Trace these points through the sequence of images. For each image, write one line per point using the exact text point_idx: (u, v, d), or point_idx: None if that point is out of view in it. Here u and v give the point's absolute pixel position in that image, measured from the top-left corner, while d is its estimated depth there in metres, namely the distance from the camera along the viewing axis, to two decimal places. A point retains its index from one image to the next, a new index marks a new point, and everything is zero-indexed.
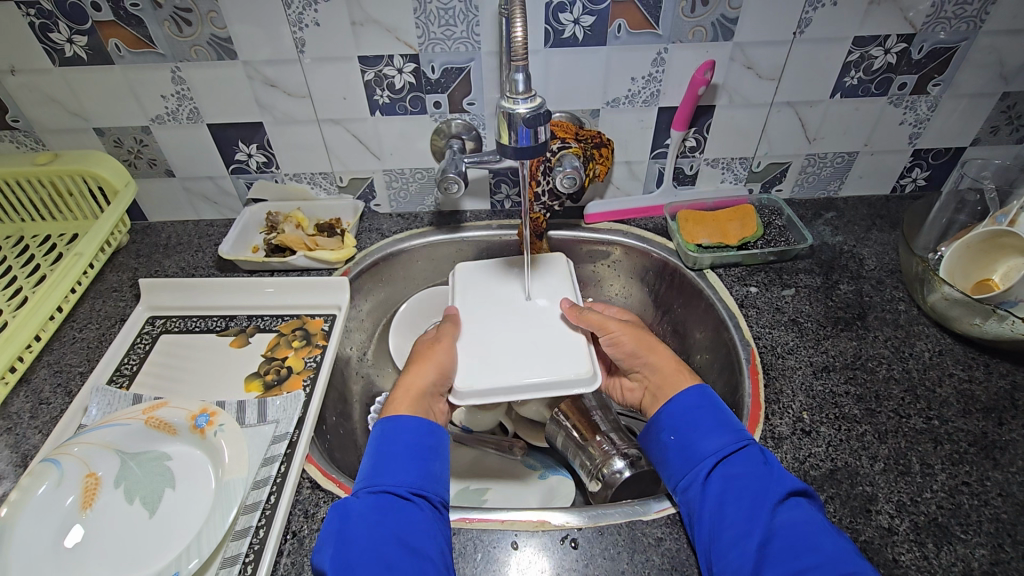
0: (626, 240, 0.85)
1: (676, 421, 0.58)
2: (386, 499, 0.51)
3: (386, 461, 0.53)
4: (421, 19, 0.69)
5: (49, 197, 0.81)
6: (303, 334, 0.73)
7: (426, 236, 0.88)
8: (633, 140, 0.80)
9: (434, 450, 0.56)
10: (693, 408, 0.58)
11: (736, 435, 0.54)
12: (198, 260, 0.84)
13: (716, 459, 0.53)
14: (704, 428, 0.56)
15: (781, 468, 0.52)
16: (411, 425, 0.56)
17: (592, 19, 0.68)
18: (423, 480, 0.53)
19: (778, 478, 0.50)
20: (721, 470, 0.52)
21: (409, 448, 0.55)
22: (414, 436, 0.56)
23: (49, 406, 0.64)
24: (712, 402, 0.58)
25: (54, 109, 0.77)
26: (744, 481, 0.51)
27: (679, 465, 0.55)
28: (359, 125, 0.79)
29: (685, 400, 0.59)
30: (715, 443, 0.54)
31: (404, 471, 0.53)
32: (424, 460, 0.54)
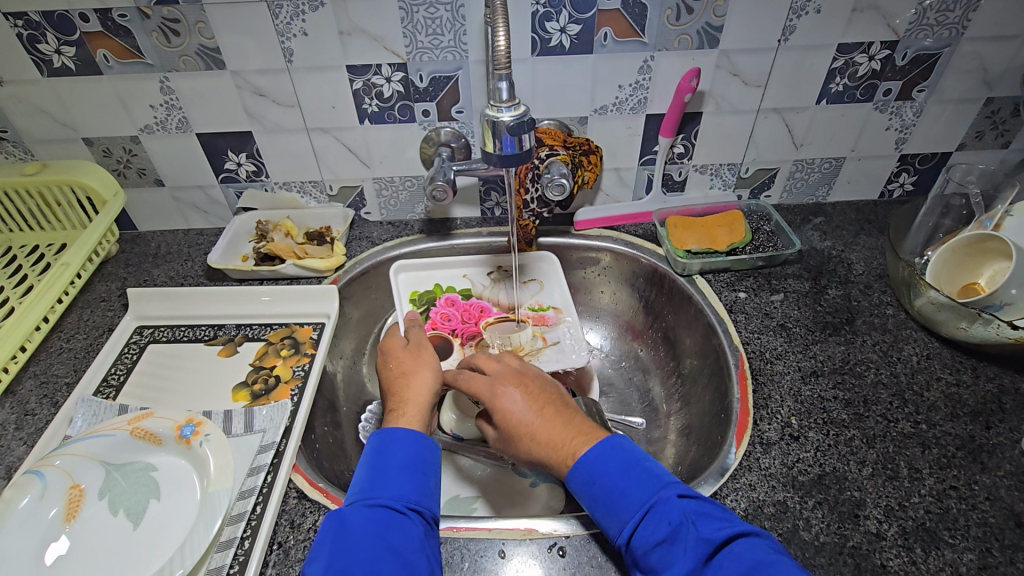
0: (614, 246, 0.85)
1: (582, 489, 0.52)
2: (381, 512, 0.50)
3: (381, 473, 0.53)
4: (408, 28, 0.70)
5: (37, 207, 0.81)
6: (292, 343, 0.72)
7: (416, 243, 0.88)
8: (621, 147, 0.81)
9: (427, 464, 0.56)
10: (587, 478, 0.51)
11: (636, 501, 0.49)
12: (188, 269, 0.84)
13: (626, 538, 0.48)
14: (603, 500, 0.50)
15: (688, 525, 0.46)
16: (405, 436, 0.56)
17: (578, 27, 0.68)
18: (419, 495, 0.53)
19: (686, 546, 0.45)
20: (634, 549, 0.47)
21: (407, 461, 0.55)
22: (408, 448, 0.55)
23: (34, 417, 0.64)
24: (600, 460, 0.51)
25: (43, 119, 0.77)
26: (658, 558, 0.46)
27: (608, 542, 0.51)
28: (348, 134, 0.80)
29: (579, 466, 0.53)
30: (617, 518, 0.49)
31: (398, 486, 0.52)
32: (420, 473, 0.54)
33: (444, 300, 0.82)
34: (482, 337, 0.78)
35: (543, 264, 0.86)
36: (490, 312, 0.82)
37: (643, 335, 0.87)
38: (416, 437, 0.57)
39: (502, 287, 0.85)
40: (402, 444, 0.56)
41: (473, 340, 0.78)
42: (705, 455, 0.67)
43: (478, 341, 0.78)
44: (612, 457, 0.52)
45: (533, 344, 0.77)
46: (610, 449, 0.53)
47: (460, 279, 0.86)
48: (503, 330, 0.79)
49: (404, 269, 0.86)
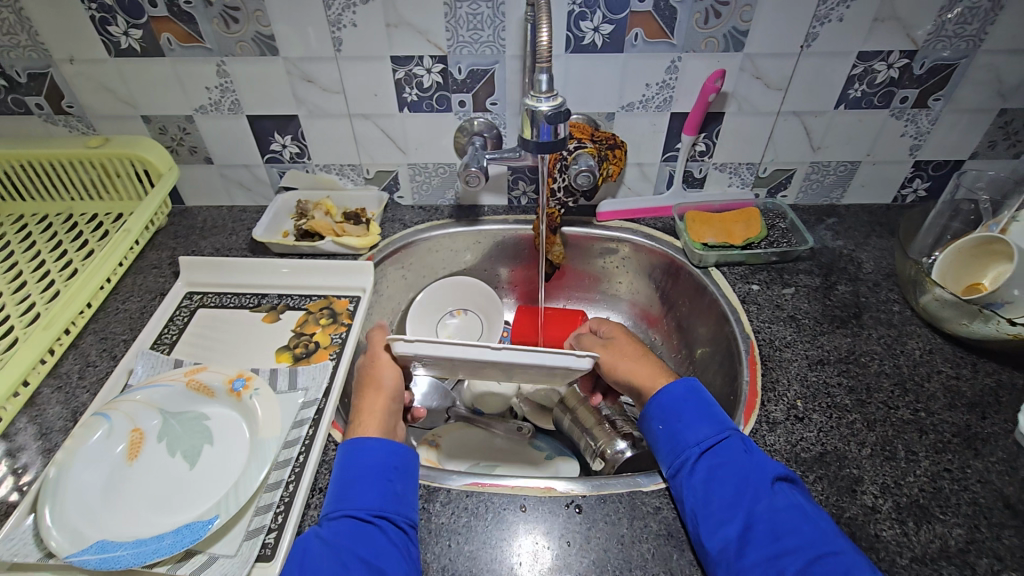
0: (633, 237, 0.88)
1: (663, 410, 0.60)
2: (349, 525, 0.51)
3: (352, 484, 0.54)
4: (451, 23, 0.74)
5: (97, 178, 0.87)
6: (330, 313, 0.77)
7: (446, 227, 0.93)
8: (646, 143, 0.85)
9: (398, 470, 0.56)
10: (677, 399, 0.60)
11: (719, 427, 0.57)
12: (232, 242, 0.90)
13: (700, 449, 0.56)
14: (690, 419, 0.58)
15: (763, 455, 0.55)
16: (374, 444, 0.56)
17: (611, 27, 0.73)
18: (385, 502, 0.53)
19: (761, 466, 0.53)
20: (707, 459, 0.55)
21: (375, 468, 0.55)
22: (374, 455, 0.56)
23: (95, 368, 0.70)
24: (699, 393, 0.60)
25: (108, 97, 0.84)
26: (727, 470, 0.53)
27: (671, 454, 0.57)
28: (388, 121, 0.85)
29: (673, 390, 0.60)
30: (700, 434, 0.57)
31: (363, 494, 0.53)
32: (386, 480, 0.54)
33: None
34: None
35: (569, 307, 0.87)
36: None
37: (659, 323, 0.92)
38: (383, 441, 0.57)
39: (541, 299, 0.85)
40: (371, 452, 0.56)
41: None
42: None
43: None
44: (704, 395, 0.60)
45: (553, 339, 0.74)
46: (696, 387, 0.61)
47: None
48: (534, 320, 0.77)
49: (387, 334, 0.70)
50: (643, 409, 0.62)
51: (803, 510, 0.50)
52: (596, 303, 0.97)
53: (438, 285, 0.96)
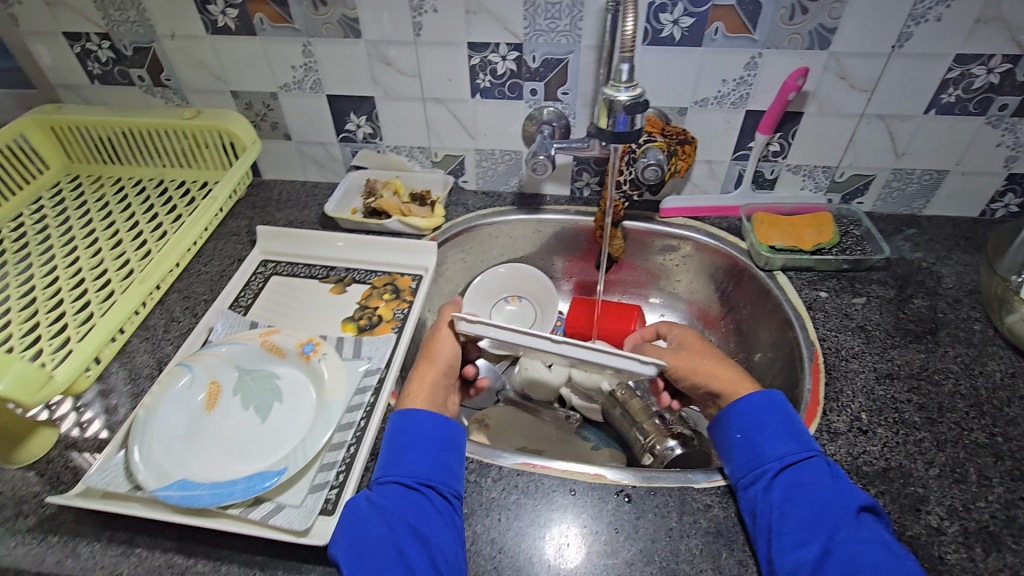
0: (696, 236, 0.87)
1: (744, 420, 0.58)
2: (396, 490, 0.54)
3: (403, 452, 0.56)
4: (529, 11, 0.75)
5: (188, 148, 0.93)
6: (394, 289, 0.80)
7: (507, 213, 0.94)
8: (717, 140, 0.83)
9: (448, 445, 0.58)
10: (760, 410, 0.58)
11: (803, 446, 0.55)
12: (305, 215, 0.94)
13: (781, 465, 0.54)
14: (772, 433, 0.57)
15: (847, 482, 0.53)
16: (425, 416, 0.59)
17: (692, 20, 0.71)
18: (432, 472, 0.55)
19: (846, 493, 0.52)
20: (787, 476, 0.54)
21: (426, 440, 0.57)
22: (426, 428, 0.58)
23: (178, 323, 0.75)
24: (783, 408, 0.59)
25: (202, 72, 0.89)
26: (810, 490, 0.52)
27: (747, 465, 0.56)
28: (460, 106, 0.87)
29: (755, 401, 0.59)
30: (782, 450, 0.55)
31: (414, 463, 0.55)
32: (436, 452, 0.57)
33: None
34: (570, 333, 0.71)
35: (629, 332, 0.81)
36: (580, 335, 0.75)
37: (716, 324, 0.90)
38: (431, 415, 0.59)
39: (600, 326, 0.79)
40: (421, 424, 0.58)
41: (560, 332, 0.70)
42: None
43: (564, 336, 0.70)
44: (788, 410, 0.59)
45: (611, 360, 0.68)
46: (780, 401, 0.60)
47: None
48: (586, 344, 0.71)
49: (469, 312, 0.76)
50: (719, 415, 0.61)
51: (887, 545, 0.48)
52: (652, 299, 0.96)
53: (501, 271, 0.96)
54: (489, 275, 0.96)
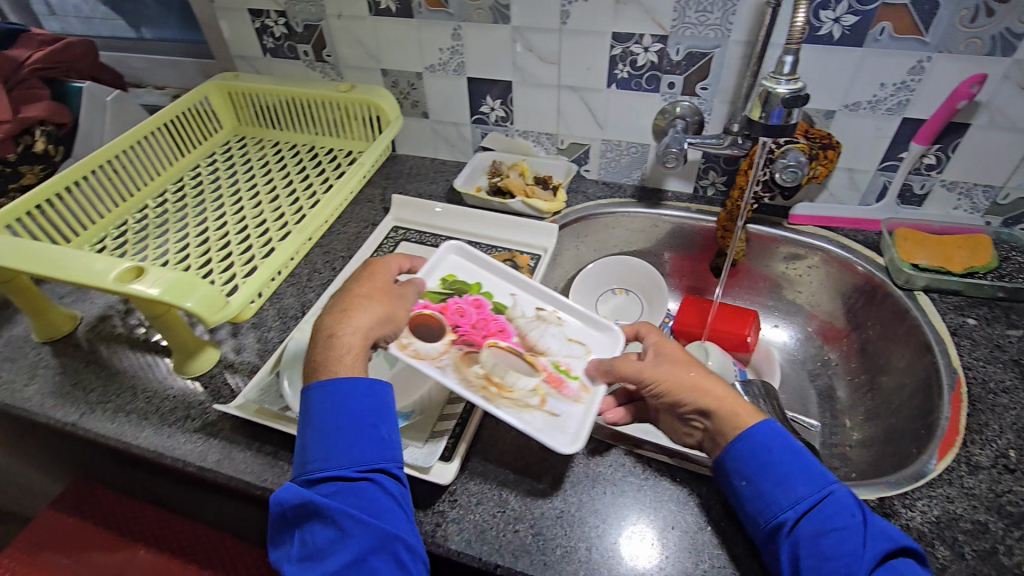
0: (828, 247, 0.83)
1: (750, 462, 0.50)
2: (333, 486, 0.49)
3: (330, 448, 0.50)
4: (680, 4, 0.75)
5: (339, 119, 1.02)
6: (513, 265, 0.83)
7: (627, 205, 0.94)
8: (864, 147, 0.79)
9: (366, 415, 0.52)
10: (764, 450, 0.51)
11: (819, 485, 0.48)
12: (433, 190, 1.00)
13: (795, 514, 0.47)
14: (784, 475, 0.49)
15: (877, 524, 0.46)
16: (321, 403, 0.52)
17: (855, 19, 0.68)
18: (371, 454, 0.51)
19: (871, 539, 0.45)
20: (802, 525, 0.47)
21: (349, 422, 0.51)
22: (343, 403, 0.52)
23: (320, 274, 0.83)
24: (781, 441, 0.51)
25: (359, 50, 0.97)
26: (834, 542, 0.45)
27: (760, 514, 0.49)
28: (594, 95, 0.88)
29: (755, 438, 0.51)
30: (792, 496, 0.48)
31: (342, 455, 0.50)
32: (365, 428, 0.51)
33: (471, 301, 0.69)
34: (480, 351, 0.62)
35: (606, 333, 0.67)
36: (509, 335, 0.65)
37: (839, 340, 0.86)
38: (348, 402, 0.52)
39: (544, 327, 0.67)
40: (334, 416, 0.51)
41: (468, 345, 0.63)
42: (890, 466, 0.66)
43: (472, 350, 0.62)
44: (787, 441, 0.51)
45: (526, 397, 0.59)
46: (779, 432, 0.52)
47: (506, 295, 0.70)
48: (508, 362, 0.62)
49: (460, 252, 0.74)
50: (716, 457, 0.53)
51: None
52: (768, 307, 0.93)
53: (607, 260, 0.97)
54: (607, 262, 0.97)
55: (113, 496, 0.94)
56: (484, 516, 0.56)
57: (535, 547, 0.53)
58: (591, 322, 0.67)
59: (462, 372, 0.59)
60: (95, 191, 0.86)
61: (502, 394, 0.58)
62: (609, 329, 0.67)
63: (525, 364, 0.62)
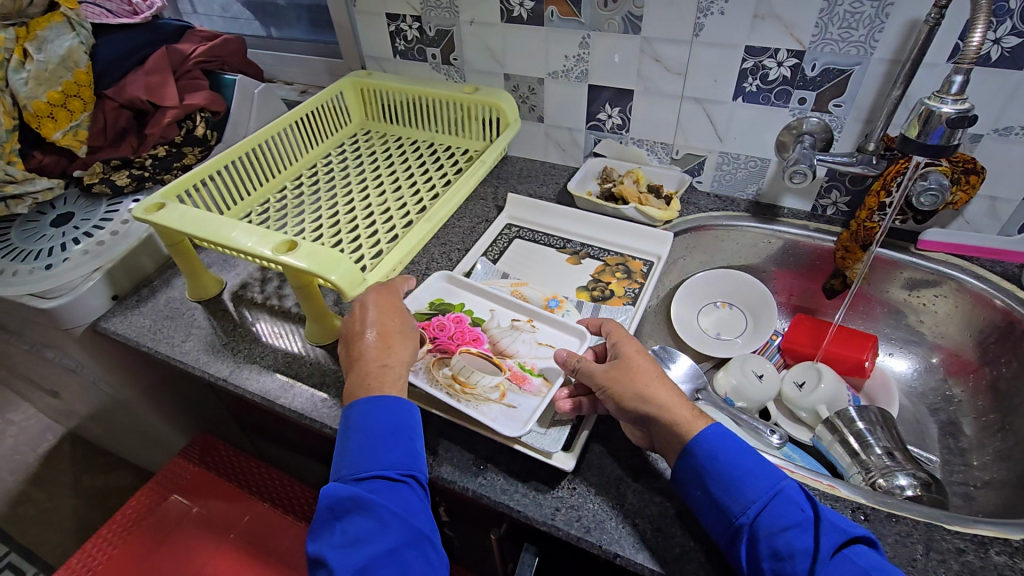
0: (961, 276, 0.79)
1: (702, 466, 0.52)
2: (375, 484, 0.52)
3: (367, 447, 0.54)
4: (824, 19, 0.75)
5: (459, 119, 1.07)
6: (625, 269, 0.85)
7: (740, 219, 0.94)
8: (1012, 175, 0.75)
9: (405, 427, 0.56)
10: (710, 457, 0.52)
11: (766, 484, 0.50)
12: (544, 192, 1.04)
13: (750, 518, 0.49)
14: (731, 478, 0.51)
15: (812, 512, 0.49)
16: (368, 408, 0.56)
17: (1019, 41, 0.66)
18: (408, 459, 0.54)
19: (825, 533, 0.47)
20: (764, 529, 0.48)
21: (388, 428, 0.55)
22: (384, 415, 0.55)
23: (439, 264, 0.88)
24: (722, 441, 0.53)
25: (485, 55, 1.02)
26: (798, 541, 0.47)
27: (720, 518, 0.51)
28: (717, 107, 0.89)
29: (702, 444, 0.53)
30: (748, 498, 0.50)
31: (388, 454, 0.54)
32: (405, 439, 0.55)
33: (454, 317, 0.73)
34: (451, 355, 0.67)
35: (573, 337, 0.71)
36: (482, 344, 0.70)
37: (965, 375, 0.81)
38: (382, 406, 0.56)
39: (516, 334, 0.72)
40: (374, 418, 0.55)
41: (440, 351, 0.68)
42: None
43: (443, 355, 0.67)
44: (723, 437, 0.53)
45: (486, 391, 0.64)
46: (718, 432, 0.53)
47: (484, 311, 0.75)
48: (473, 364, 0.67)
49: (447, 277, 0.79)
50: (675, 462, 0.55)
51: None
52: (884, 334, 0.90)
53: (715, 272, 0.96)
54: (717, 273, 0.96)
55: (233, 452, 1.03)
56: (603, 507, 0.58)
57: (655, 543, 0.55)
58: (562, 333, 0.72)
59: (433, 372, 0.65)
60: (244, 173, 0.95)
61: (467, 393, 0.63)
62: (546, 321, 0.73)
63: (489, 364, 0.67)
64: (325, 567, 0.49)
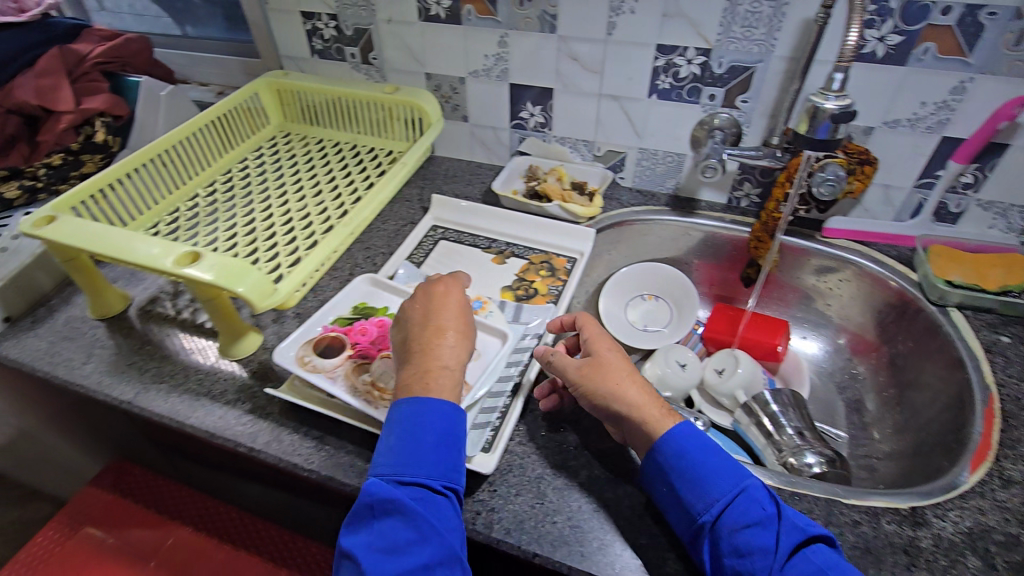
0: (861, 261, 0.84)
1: (666, 466, 0.53)
2: (416, 492, 0.50)
3: (412, 450, 0.51)
4: (726, 18, 0.77)
5: (381, 119, 1.05)
6: (549, 267, 0.86)
7: (661, 213, 0.96)
8: (901, 165, 0.80)
9: (458, 436, 0.54)
10: (676, 456, 0.53)
11: (731, 483, 0.51)
12: (470, 192, 1.03)
13: (712, 517, 0.50)
14: (695, 477, 0.52)
15: (776, 511, 0.50)
16: (430, 413, 0.53)
17: (900, 39, 0.70)
18: (452, 471, 0.52)
19: (783, 531, 0.48)
20: (726, 527, 0.49)
21: (438, 437, 0.52)
22: (440, 421, 0.53)
23: (362, 269, 0.86)
24: (694, 441, 0.54)
25: (405, 54, 1.01)
26: (756, 538, 0.48)
27: (683, 518, 0.52)
28: (634, 104, 0.91)
29: (670, 443, 0.54)
30: (711, 497, 0.51)
31: (429, 464, 0.51)
32: (451, 449, 0.53)
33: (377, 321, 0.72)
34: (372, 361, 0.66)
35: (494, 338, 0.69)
36: None
37: (868, 354, 0.86)
38: (435, 411, 0.53)
39: None
40: (430, 423, 0.52)
41: (362, 358, 0.66)
42: (919, 478, 0.67)
43: (364, 362, 0.66)
44: (699, 439, 0.54)
45: None
46: (691, 434, 0.54)
47: None
48: (393, 368, 0.66)
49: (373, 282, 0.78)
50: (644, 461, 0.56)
51: None
52: (797, 319, 0.94)
53: (639, 266, 0.98)
54: (641, 268, 0.98)
55: (153, 477, 0.97)
56: (523, 506, 0.58)
57: (573, 538, 0.55)
58: (486, 332, 0.70)
59: (352, 380, 0.64)
60: (150, 180, 0.89)
61: (386, 399, 0.62)
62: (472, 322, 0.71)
63: None
64: (354, 564, 0.48)
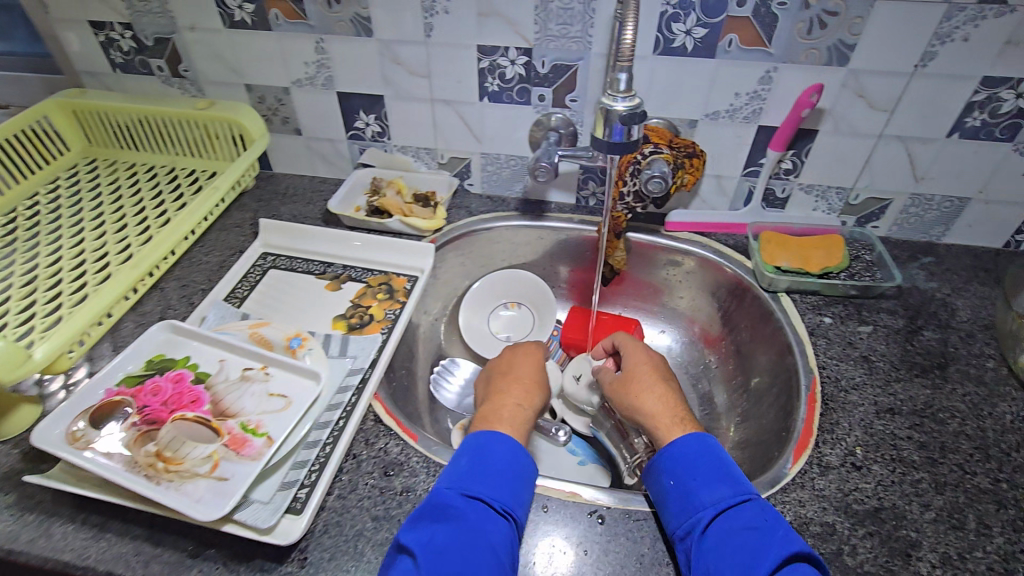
0: (701, 252, 0.85)
1: (676, 465, 0.56)
2: (479, 507, 0.51)
3: (482, 468, 0.54)
4: (540, 16, 0.74)
5: (199, 138, 0.95)
6: (388, 289, 0.80)
7: (511, 219, 0.93)
8: (728, 155, 0.81)
9: (526, 477, 0.55)
10: (688, 458, 0.56)
11: (740, 489, 0.53)
12: (309, 211, 0.95)
13: (715, 512, 0.51)
14: (704, 479, 0.54)
15: (785, 529, 0.49)
16: (507, 444, 0.57)
17: (705, 31, 0.70)
18: (518, 503, 0.53)
19: (783, 541, 0.48)
20: (721, 522, 0.50)
21: (502, 470, 0.54)
22: (509, 458, 0.56)
23: (173, 311, 0.76)
24: (712, 451, 0.57)
25: (217, 65, 0.90)
26: (745, 540, 0.48)
27: (677, 518, 0.53)
28: (467, 108, 0.86)
29: (685, 445, 0.57)
30: (714, 495, 0.53)
31: (497, 486, 0.53)
32: (520, 482, 0.54)
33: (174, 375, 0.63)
34: (159, 428, 0.57)
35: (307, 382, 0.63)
36: (202, 406, 0.60)
37: (717, 344, 0.88)
38: (507, 445, 0.57)
39: (244, 387, 0.62)
40: (498, 449, 0.56)
41: (149, 425, 0.57)
42: (758, 469, 0.67)
43: (151, 430, 0.57)
44: (715, 449, 0.57)
45: (195, 466, 0.55)
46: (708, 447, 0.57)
47: (213, 362, 0.65)
48: (184, 433, 0.57)
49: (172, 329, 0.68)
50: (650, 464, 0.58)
51: None
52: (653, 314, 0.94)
53: (495, 275, 0.95)
54: (496, 276, 0.96)
55: None
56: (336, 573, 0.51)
57: None
58: (298, 376, 0.63)
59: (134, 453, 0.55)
60: None
61: (171, 474, 0.54)
62: (284, 367, 0.64)
63: (201, 430, 0.58)
64: (412, 558, 0.47)
